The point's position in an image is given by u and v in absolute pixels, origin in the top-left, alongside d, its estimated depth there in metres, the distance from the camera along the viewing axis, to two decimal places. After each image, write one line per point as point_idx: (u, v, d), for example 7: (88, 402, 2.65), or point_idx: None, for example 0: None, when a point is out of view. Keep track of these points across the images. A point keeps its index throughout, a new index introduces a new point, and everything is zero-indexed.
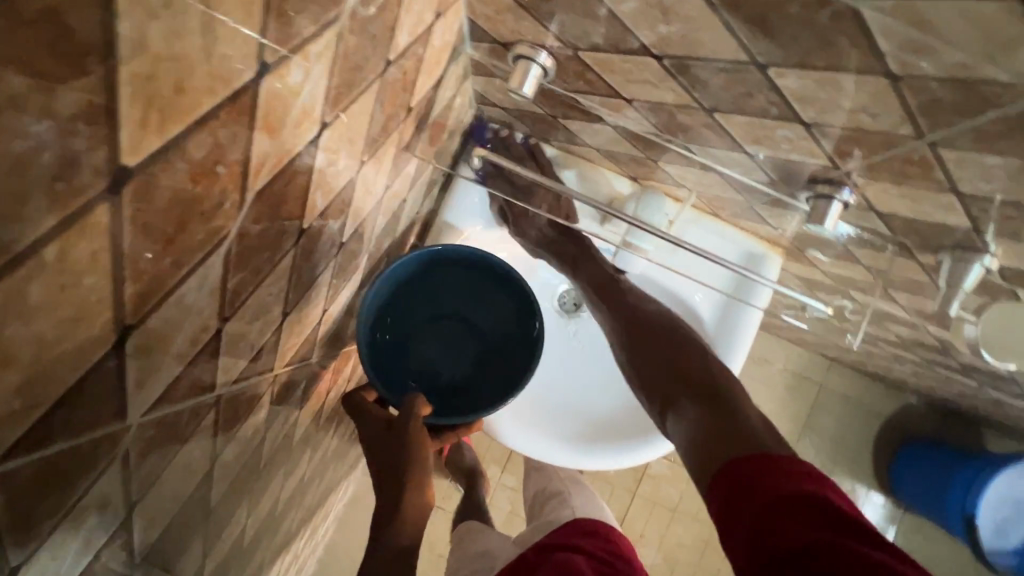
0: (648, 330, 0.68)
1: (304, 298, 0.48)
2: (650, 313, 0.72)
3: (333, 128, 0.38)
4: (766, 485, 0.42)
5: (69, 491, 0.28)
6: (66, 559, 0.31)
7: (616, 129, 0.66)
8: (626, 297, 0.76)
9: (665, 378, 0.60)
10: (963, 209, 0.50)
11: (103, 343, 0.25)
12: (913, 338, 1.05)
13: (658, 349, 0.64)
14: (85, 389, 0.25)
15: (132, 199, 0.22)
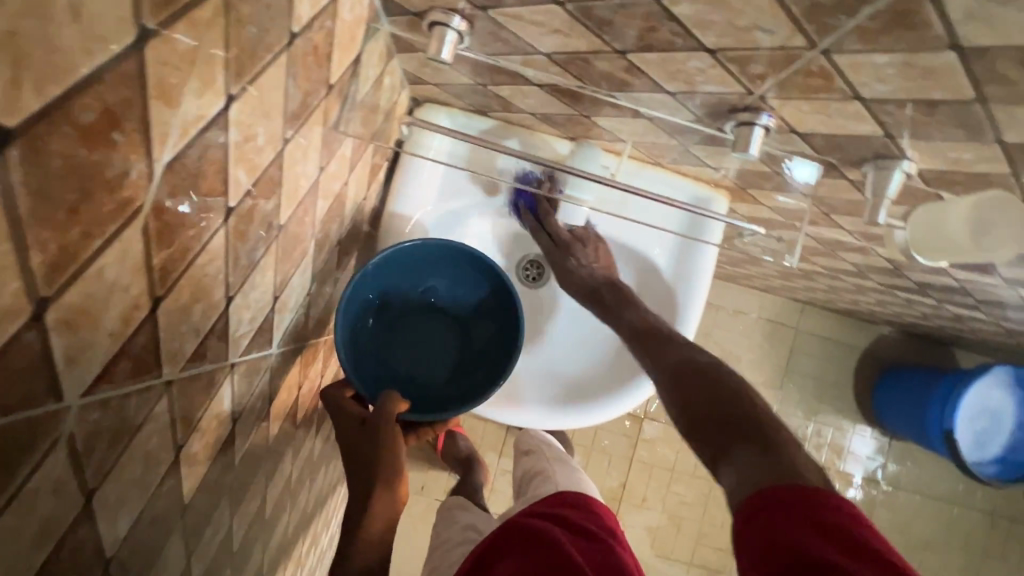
0: (685, 364, 0.60)
1: (248, 282, 0.49)
2: (683, 348, 0.63)
3: (242, 101, 0.38)
4: (786, 514, 0.43)
5: (12, 473, 0.28)
6: (25, 547, 0.31)
7: (543, 88, 0.68)
8: (663, 340, 0.66)
9: (712, 419, 0.54)
10: (872, 115, 0.52)
11: (17, 315, 0.25)
12: (867, 264, 1.10)
13: (698, 382, 0.57)
14: (5, 364, 0.26)
15: (21, 162, 0.23)
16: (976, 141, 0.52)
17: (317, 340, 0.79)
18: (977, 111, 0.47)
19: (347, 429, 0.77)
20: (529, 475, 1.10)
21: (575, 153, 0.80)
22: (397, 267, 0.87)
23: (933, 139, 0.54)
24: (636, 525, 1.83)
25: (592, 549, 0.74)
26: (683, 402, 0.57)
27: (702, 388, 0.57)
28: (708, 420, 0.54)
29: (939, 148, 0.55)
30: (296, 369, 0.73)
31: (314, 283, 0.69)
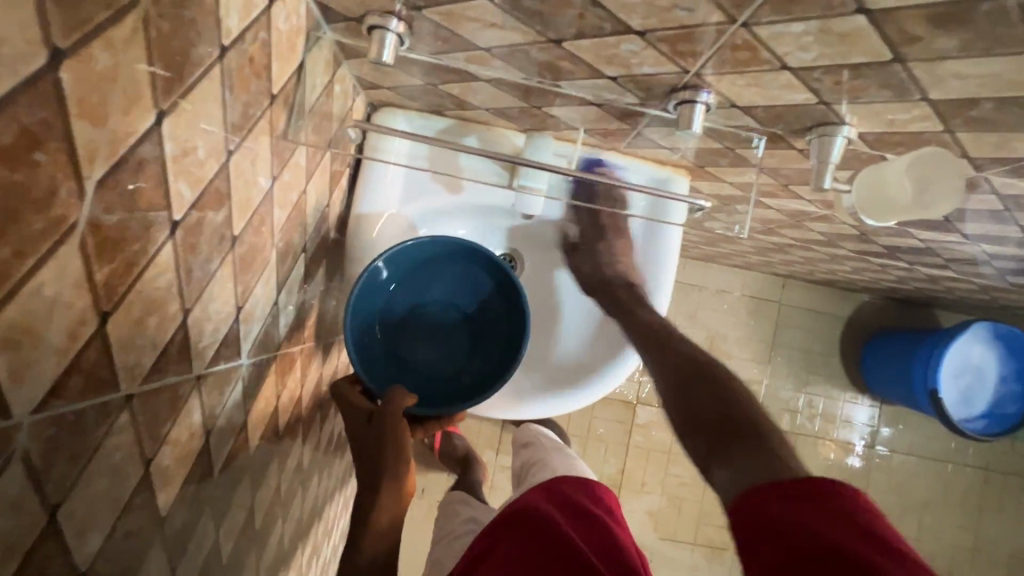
0: (700, 387, 0.67)
1: (205, 294, 0.49)
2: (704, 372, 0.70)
3: (174, 115, 0.39)
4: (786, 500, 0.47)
5: None
6: None
7: (491, 83, 0.69)
8: (684, 350, 0.75)
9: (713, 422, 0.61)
10: (802, 84, 0.54)
11: None
12: (834, 232, 1.12)
13: (704, 394, 0.66)
14: None
15: None
16: (904, 100, 0.53)
17: (293, 350, 0.79)
18: (898, 71, 0.49)
19: (355, 423, 0.82)
20: (525, 467, 1.12)
21: (528, 145, 0.82)
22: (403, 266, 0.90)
23: (865, 102, 0.56)
24: (638, 510, 1.85)
25: (581, 522, 0.77)
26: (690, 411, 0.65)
27: (715, 402, 0.64)
28: (713, 427, 0.61)
29: (873, 110, 0.57)
30: (272, 380, 0.73)
31: (282, 293, 0.70)
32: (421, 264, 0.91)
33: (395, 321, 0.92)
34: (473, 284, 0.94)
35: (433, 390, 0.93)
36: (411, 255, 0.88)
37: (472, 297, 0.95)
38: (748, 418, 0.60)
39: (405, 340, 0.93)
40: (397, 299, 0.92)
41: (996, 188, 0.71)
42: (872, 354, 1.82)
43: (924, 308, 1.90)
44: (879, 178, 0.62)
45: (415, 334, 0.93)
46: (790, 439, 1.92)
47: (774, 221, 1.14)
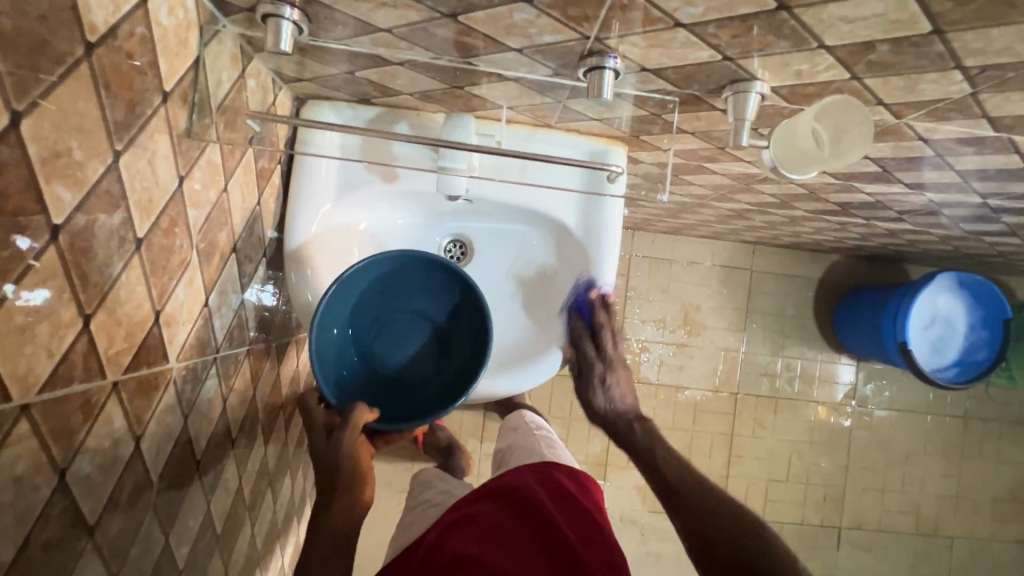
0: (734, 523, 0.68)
1: (110, 298, 0.49)
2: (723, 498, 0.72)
3: (35, 116, 0.38)
4: None
5: None
6: None
7: (406, 66, 0.68)
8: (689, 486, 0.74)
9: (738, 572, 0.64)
10: (701, 40, 0.54)
11: None
12: (785, 193, 1.12)
13: (720, 521, 0.69)
14: None
15: None
16: (802, 49, 0.53)
17: (237, 352, 0.79)
18: (787, 19, 0.48)
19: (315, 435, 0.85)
20: (506, 450, 1.13)
21: (447, 124, 0.79)
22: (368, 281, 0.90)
23: (767, 55, 0.56)
24: (626, 485, 1.86)
25: (569, 504, 0.78)
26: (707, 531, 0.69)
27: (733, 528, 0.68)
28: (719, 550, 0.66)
29: (779, 62, 0.57)
30: (214, 382, 0.73)
31: (213, 294, 0.69)
32: (391, 282, 0.92)
33: (369, 336, 0.94)
34: (444, 297, 0.93)
35: (413, 400, 0.94)
36: (375, 273, 0.89)
37: (444, 310, 0.95)
38: (769, 556, 0.64)
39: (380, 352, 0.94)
40: (371, 316, 0.93)
41: (920, 134, 0.71)
42: (843, 310, 1.86)
43: (894, 263, 1.93)
44: (790, 132, 0.62)
45: (391, 346, 0.94)
46: (771, 403, 1.93)
47: (725, 187, 1.15)
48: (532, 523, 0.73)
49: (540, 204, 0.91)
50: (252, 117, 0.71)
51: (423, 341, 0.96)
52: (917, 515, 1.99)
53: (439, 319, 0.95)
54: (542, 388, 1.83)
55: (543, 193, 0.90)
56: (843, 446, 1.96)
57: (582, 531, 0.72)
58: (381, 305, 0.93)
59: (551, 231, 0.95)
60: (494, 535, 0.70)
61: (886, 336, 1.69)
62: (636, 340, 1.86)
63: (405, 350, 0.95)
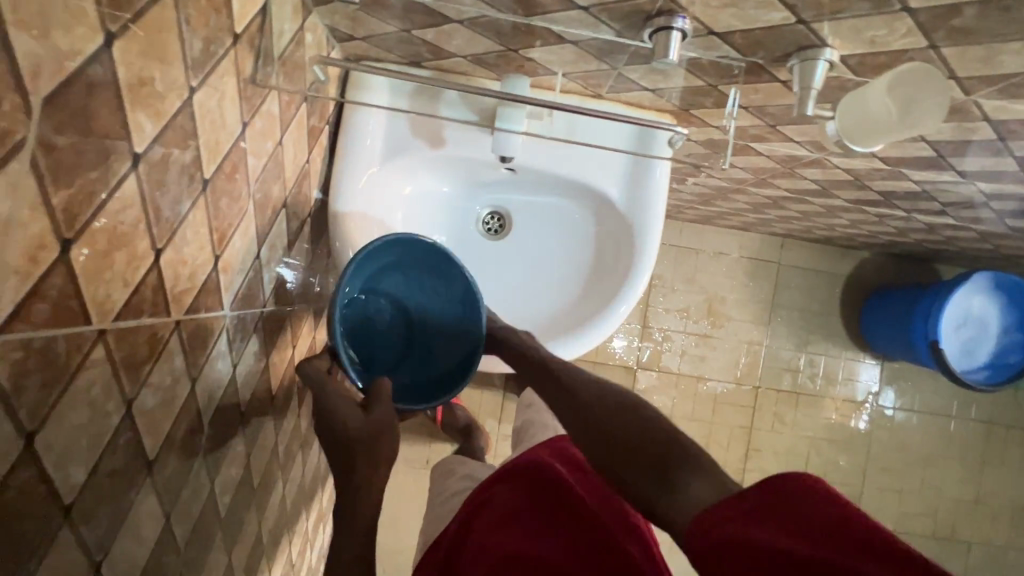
0: (585, 400, 0.70)
1: (178, 236, 0.49)
2: (579, 380, 0.75)
3: (125, 41, 0.38)
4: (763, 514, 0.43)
5: None
6: None
7: (465, 25, 0.67)
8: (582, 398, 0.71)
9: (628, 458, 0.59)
10: (778, 0, 0.52)
11: None
12: (827, 179, 1.10)
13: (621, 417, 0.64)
14: None
15: None
16: (883, 12, 0.52)
17: (280, 310, 0.80)
18: None
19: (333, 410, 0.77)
20: (521, 429, 1.07)
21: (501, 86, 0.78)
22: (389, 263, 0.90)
23: (843, 20, 0.54)
24: None
25: (582, 473, 0.76)
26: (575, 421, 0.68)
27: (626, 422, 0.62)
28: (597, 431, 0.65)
29: (854, 28, 0.55)
30: (259, 337, 0.74)
31: (263, 248, 0.69)
32: (402, 264, 0.91)
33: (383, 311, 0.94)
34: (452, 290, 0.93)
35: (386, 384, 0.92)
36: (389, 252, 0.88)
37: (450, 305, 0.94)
38: (660, 443, 0.58)
39: (370, 326, 0.92)
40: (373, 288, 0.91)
41: (986, 114, 0.69)
42: (872, 306, 1.82)
43: (927, 263, 1.90)
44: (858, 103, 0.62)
45: (379, 323, 0.94)
46: (792, 399, 1.92)
47: (766, 171, 1.13)
48: (547, 495, 0.70)
49: (585, 174, 0.90)
50: (314, 61, 0.71)
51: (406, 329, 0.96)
52: (935, 519, 1.96)
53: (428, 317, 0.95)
54: None
55: (590, 163, 0.89)
56: (862, 446, 1.94)
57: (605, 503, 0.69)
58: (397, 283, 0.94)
59: (592, 205, 0.95)
60: (510, 515, 0.68)
61: (915, 337, 1.66)
62: (659, 329, 1.86)
63: (389, 335, 0.95)
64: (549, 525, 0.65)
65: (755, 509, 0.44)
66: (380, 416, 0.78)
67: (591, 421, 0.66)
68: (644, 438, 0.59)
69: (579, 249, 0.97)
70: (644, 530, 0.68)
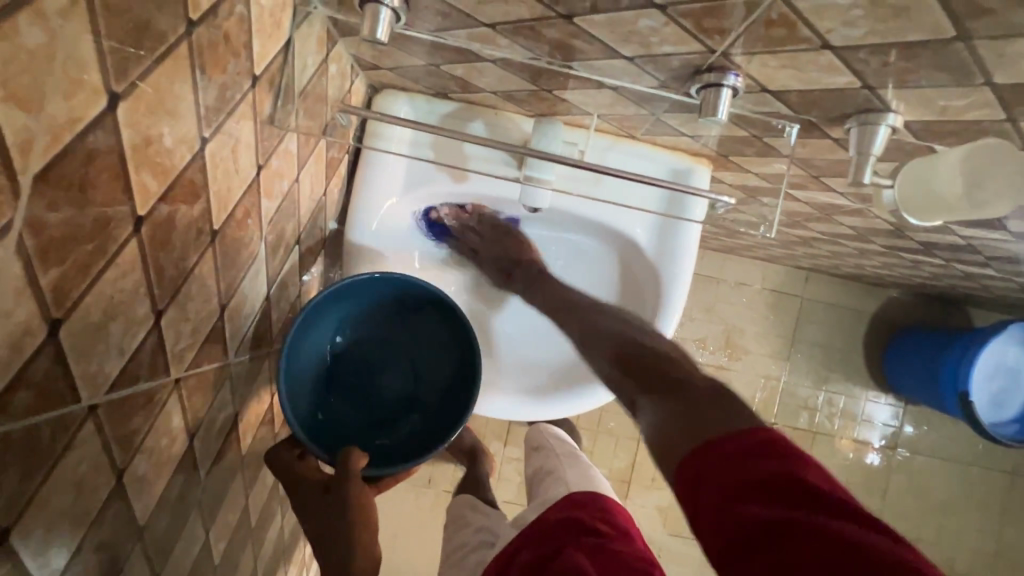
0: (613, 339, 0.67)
1: (181, 292, 0.46)
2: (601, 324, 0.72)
3: (132, 100, 0.35)
4: (752, 462, 0.40)
5: None
6: None
7: (497, 64, 0.63)
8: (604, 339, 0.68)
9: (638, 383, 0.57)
10: (845, 66, 0.48)
11: None
12: (865, 227, 1.04)
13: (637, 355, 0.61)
14: None
15: None
16: (963, 85, 0.47)
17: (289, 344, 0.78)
18: (960, 50, 0.42)
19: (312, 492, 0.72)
20: (533, 474, 1.03)
21: (534, 130, 0.74)
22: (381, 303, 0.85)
23: (914, 88, 0.49)
24: (647, 505, 1.81)
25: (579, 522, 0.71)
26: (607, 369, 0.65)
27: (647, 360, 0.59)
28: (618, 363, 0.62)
29: (925, 97, 0.50)
30: (264, 378, 0.71)
31: (274, 287, 0.66)
32: (394, 305, 0.85)
33: (369, 353, 0.88)
34: (444, 336, 0.87)
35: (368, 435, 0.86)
36: (393, 292, 0.83)
37: (441, 353, 0.88)
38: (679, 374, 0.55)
39: (361, 355, 0.87)
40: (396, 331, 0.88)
41: None
42: (897, 347, 1.76)
43: (958, 306, 1.82)
44: (932, 194, 0.55)
45: (371, 364, 0.88)
46: (808, 438, 1.85)
47: (801, 214, 1.07)
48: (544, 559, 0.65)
49: (612, 220, 0.86)
50: (332, 105, 0.67)
51: (394, 392, 0.88)
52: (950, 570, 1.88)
53: (424, 379, 0.89)
54: None
55: (619, 210, 0.85)
56: (879, 490, 1.87)
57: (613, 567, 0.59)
58: (385, 326, 0.87)
59: (620, 247, 0.90)
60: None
61: (943, 384, 1.59)
62: None
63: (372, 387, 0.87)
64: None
65: (756, 461, 0.40)
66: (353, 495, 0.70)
67: (620, 357, 0.63)
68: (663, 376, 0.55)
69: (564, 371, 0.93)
70: None
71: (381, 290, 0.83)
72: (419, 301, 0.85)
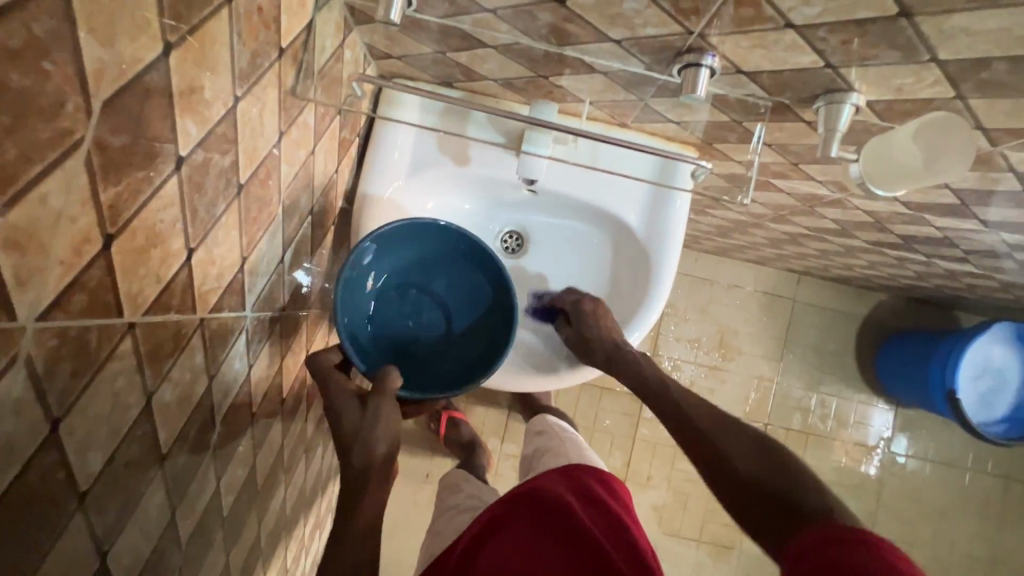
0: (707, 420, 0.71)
1: (210, 236, 0.51)
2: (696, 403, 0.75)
3: (181, 51, 0.40)
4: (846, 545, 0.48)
5: None
6: None
7: (498, 50, 0.69)
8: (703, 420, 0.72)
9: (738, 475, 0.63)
10: (807, 44, 0.53)
11: None
12: (847, 219, 1.10)
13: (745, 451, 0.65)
14: None
15: None
16: (911, 62, 0.53)
17: (298, 314, 0.82)
18: (905, 27, 0.48)
19: (347, 408, 0.73)
20: (533, 456, 1.08)
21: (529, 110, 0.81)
22: (426, 248, 0.90)
23: (871, 66, 0.55)
24: (643, 504, 1.83)
25: (575, 480, 0.79)
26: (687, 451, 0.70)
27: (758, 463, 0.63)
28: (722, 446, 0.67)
29: (882, 75, 0.56)
30: (275, 340, 0.75)
31: (288, 253, 0.71)
32: (438, 252, 0.91)
33: (403, 296, 0.92)
34: (479, 290, 0.93)
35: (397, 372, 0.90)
36: (438, 240, 0.89)
37: (472, 305, 0.94)
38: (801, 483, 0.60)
39: (408, 297, 0.92)
40: (451, 297, 0.94)
41: (1012, 165, 0.68)
42: (887, 351, 1.80)
43: (946, 310, 1.87)
44: (892, 167, 0.61)
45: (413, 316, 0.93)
46: (801, 439, 1.88)
47: (785, 207, 1.13)
48: (547, 521, 0.68)
49: (606, 200, 0.91)
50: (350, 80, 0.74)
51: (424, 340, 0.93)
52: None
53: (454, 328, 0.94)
54: (569, 393, 1.82)
55: (613, 191, 0.91)
56: (872, 492, 1.89)
57: (615, 539, 0.67)
58: (424, 271, 0.92)
59: (612, 230, 0.96)
60: (519, 545, 0.65)
61: (932, 384, 1.62)
62: (668, 357, 1.84)
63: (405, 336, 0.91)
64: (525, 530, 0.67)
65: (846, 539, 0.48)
66: (384, 412, 0.73)
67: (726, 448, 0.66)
68: (785, 480, 0.60)
69: (558, 348, 0.99)
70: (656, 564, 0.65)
71: (427, 236, 0.88)
72: (481, 271, 0.92)
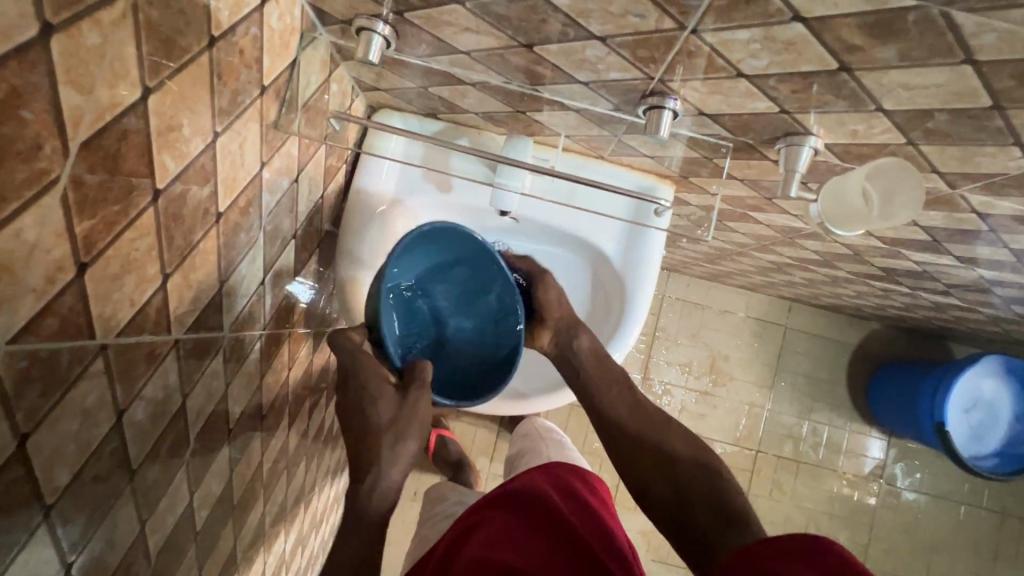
0: (654, 432, 0.78)
1: (187, 261, 0.54)
2: (641, 410, 0.82)
3: (161, 94, 0.44)
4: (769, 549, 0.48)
5: None
6: None
7: (476, 87, 0.73)
8: (652, 430, 0.79)
9: (673, 486, 0.71)
10: (760, 92, 0.56)
11: None
12: (827, 251, 1.12)
13: (687, 465, 0.72)
14: None
15: None
16: (859, 110, 0.55)
17: (280, 332, 0.84)
18: (847, 80, 0.50)
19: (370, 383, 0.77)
20: (515, 458, 1.10)
21: (505, 143, 0.83)
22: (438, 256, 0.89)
23: (824, 113, 0.57)
24: (631, 529, 1.81)
25: (557, 477, 0.82)
26: (625, 449, 0.78)
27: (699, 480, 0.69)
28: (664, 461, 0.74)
29: (835, 121, 0.58)
30: (255, 358, 0.77)
31: (269, 275, 0.74)
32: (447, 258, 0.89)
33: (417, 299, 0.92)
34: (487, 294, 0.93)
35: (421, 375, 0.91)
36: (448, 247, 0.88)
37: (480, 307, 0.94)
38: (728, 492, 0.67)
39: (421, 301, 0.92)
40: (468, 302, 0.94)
41: (975, 208, 0.70)
42: (878, 377, 1.80)
43: (940, 341, 1.86)
44: (850, 207, 0.63)
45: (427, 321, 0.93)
46: (791, 467, 1.87)
47: (767, 238, 1.15)
48: (529, 514, 0.72)
49: (584, 230, 0.95)
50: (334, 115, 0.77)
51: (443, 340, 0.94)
52: None
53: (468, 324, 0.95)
54: (559, 414, 1.82)
55: (592, 219, 0.94)
56: (865, 524, 1.86)
57: (592, 526, 0.70)
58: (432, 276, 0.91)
59: (589, 257, 0.99)
60: (498, 534, 0.68)
61: (921, 415, 1.62)
62: (659, 381, 1.85)
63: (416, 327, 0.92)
64: (508, 521, 0.70)
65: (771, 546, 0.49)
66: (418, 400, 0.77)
67: (672, 464, 0.73)
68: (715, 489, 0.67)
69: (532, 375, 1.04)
70: (635, 556, 0.67)
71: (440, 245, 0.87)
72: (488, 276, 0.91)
